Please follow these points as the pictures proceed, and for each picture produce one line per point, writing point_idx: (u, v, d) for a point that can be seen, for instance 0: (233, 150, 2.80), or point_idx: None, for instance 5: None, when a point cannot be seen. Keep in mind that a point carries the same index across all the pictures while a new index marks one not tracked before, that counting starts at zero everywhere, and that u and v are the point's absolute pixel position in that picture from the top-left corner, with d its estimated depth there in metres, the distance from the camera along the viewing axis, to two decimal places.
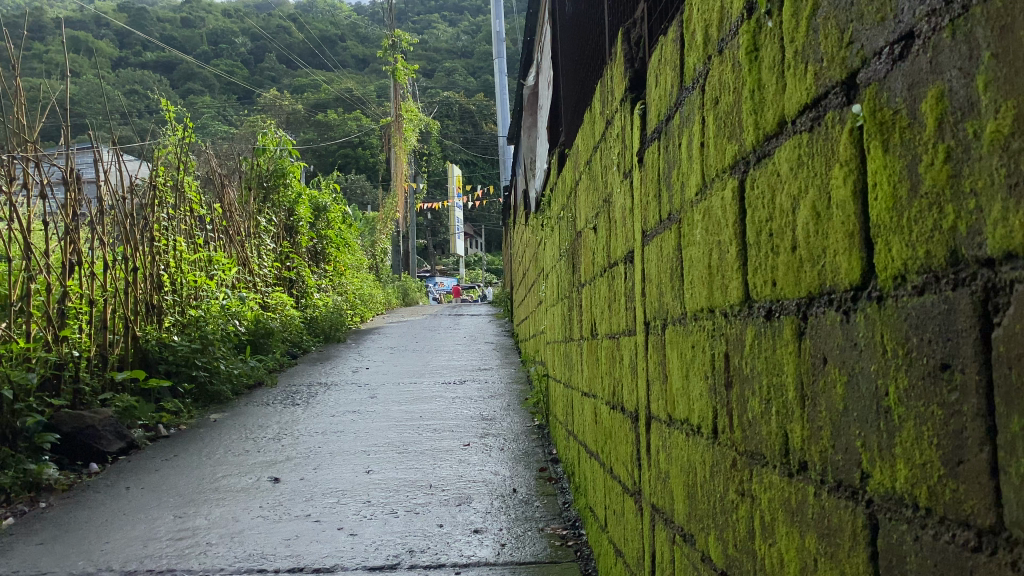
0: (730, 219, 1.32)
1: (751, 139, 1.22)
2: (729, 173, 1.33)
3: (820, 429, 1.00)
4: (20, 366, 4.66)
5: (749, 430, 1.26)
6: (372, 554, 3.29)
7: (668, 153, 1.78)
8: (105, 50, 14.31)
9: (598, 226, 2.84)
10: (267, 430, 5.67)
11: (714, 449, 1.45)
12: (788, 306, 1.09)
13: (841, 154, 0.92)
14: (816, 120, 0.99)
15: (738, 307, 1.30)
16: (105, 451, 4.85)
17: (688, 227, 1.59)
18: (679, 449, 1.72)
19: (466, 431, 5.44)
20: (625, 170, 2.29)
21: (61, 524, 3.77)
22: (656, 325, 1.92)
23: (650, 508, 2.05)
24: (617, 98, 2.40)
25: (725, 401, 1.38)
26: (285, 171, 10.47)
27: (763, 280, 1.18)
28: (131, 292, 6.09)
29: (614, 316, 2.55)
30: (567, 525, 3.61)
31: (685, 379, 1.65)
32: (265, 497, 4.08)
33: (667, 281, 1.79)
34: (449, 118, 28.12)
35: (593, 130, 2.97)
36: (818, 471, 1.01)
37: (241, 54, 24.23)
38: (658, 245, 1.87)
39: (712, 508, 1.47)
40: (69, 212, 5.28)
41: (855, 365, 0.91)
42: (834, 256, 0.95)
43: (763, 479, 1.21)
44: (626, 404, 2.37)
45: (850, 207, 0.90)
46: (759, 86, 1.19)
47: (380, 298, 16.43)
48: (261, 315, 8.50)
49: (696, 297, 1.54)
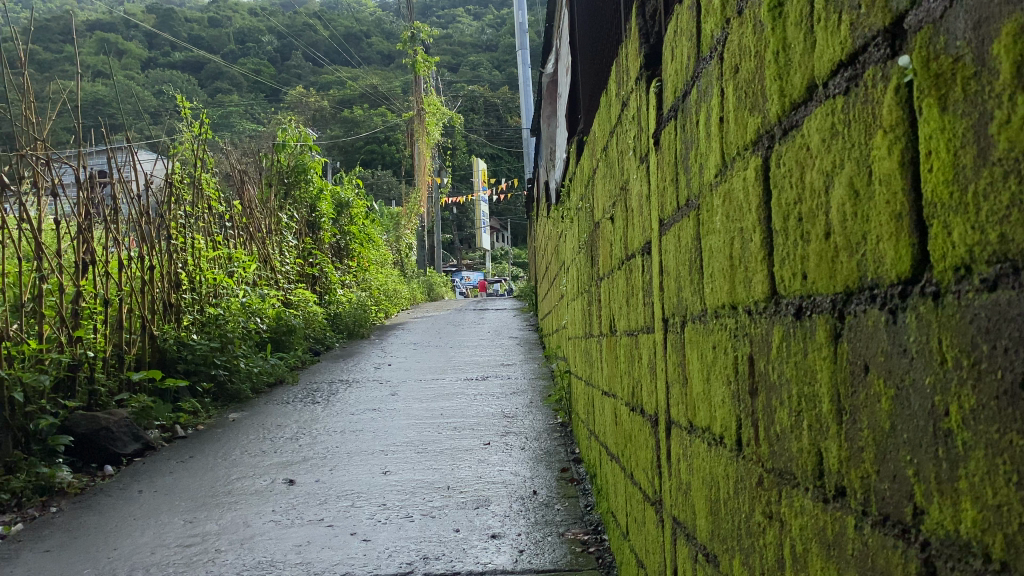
0: (754, 204, 1.15)
1: (775, 108, 1.05)
2: (751, 151, 1.16)
3: (861, 452, 0.83)
4: (33, 368, 4.60)
5: (777, 445, 1.10)
6: (385, 562, 3.16)
7: (685, 132, 1.61)
8: (132, 51, 14.40)
9: (615, 215, 2.67)
10: (285, 429, 5.58)
11: (739, 463, 1.29)
12: (822, 303, 0.93)
13: (885, 117, 0.76)
14: (853, 80, 0.83)
15: (763, 305, 1.14)
16: (119, 454, 4.78)
17: (708, 213, 1.42)
18: (700, 459, 1.56)
19: (486, 429, 5.29)
20: (641, 155, 2.13)
21: (70, 530, 3.69)
22: (674, 322, 1.76)
23: (671, 520, 1.89)
24: (633, 77, 2.23)
25: (750, 412, 1.21)
26: (306, 167, 10.37)
27: (792, 272, 1.02)
28: (149, 292, 6.00)
29: (632, 312, 2.38)
30: (589, 529, 3.45)
31: (706, 383, 1.49)
32: (279, 501, 3.96)
33: (686, 274, 1.63)
34: (475, 112, 27.95)
35: (609, 114, 2.80)
36: (859, 500, 0.85)
37: (268, 52, 24.33)
38: (675, 235, 1.71)
39: (737, 531, 1.31)
40: (82, 211, 5.18)
41: (904, 376, 0.74)
42: (878, 244, 0.78)
43: (793, 502, 1.04)
44: (645, 406, 2.21)
45: (897, 180, 0.74)
46: (783, 45, 1.02)
47: (405, 293, 16.36)
48: (283, 312, 8.41)
49: (716, 292, 1.38)
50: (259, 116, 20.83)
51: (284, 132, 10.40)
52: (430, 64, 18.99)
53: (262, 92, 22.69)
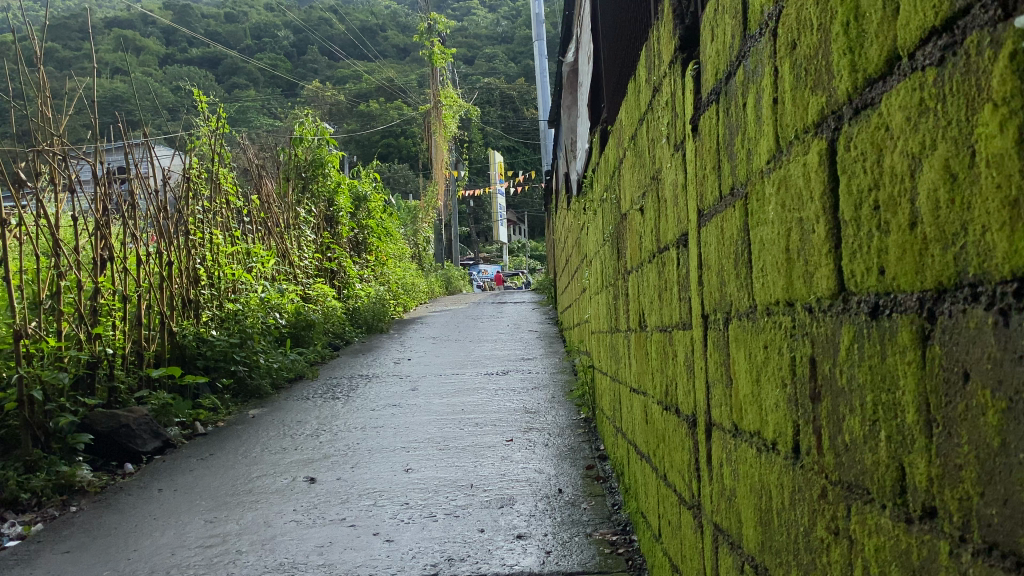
0: (817, 190, 1.05)
1: (845, 86, 0.95)
2: (814, 133, 1.06)
3: (959, 468, 0.74)
4: (52, 366, 4.56)
5: (846, 456, 1.00)
6: (409, 563, 3.08)
7: (729, 117, 1.52)
8: (151, 48, 14.43)
9: (646, 206, 2.56)
10: (305, 425, 5.53)
11: (796, 472, 1.20)
12: (905, 302, 0.83)
13: (995, 89, 0.66)
14: (949, 48, 0.73)
15: (828, 302, 1.04)
16: (139, 451, 4.74)
17: (759, 202, 1.32)
18: (748, 465, 1.47)
19: (509, 425, 5.21)
20: (676, 144, 2.03)
21: (90, 531, 3.64)
22: (716, 319, 1.66)
23: (711, 526, 1.80)
24: (666, 60, 2.12)
25: (812, 418, 1.12)
26: (323, 161, 10.28)
27: (866, 267, 0.92)
28: (167, 287, 5.95)
29: (666, 307, 2.29)
30: (617, 529, 3.36)
31: (755, 386, 1.39)
32: (300, 500, 3.90)
33: (730, 268, 1.53)
34: (491, 104, 27.83)
35: (638, 101, 2.69)
36: (955, 525, 0.75)
37: (285, 47, 24.36)
38: (717, 227, 1.61)
39: (794, 545, 1.22)
40: (99, 207, 5.12)
41: (1019, 387, 0.65)
42: (983, 235, 0.68)
43: (866, 519, 0.95)
44: (681, 405, 2.11)
45: (1010, 161, 0.64)
46: (854, 13, 0.92)
47: (423, 287, 16.30)
48: (302, 307, 8.36)
49: (769, 286, 1.28)
50: (276, 112, 20.80)
51: (301, 126, 10.35)
52: (446, 56, 18.89)
53: (279, 87, 22.64)
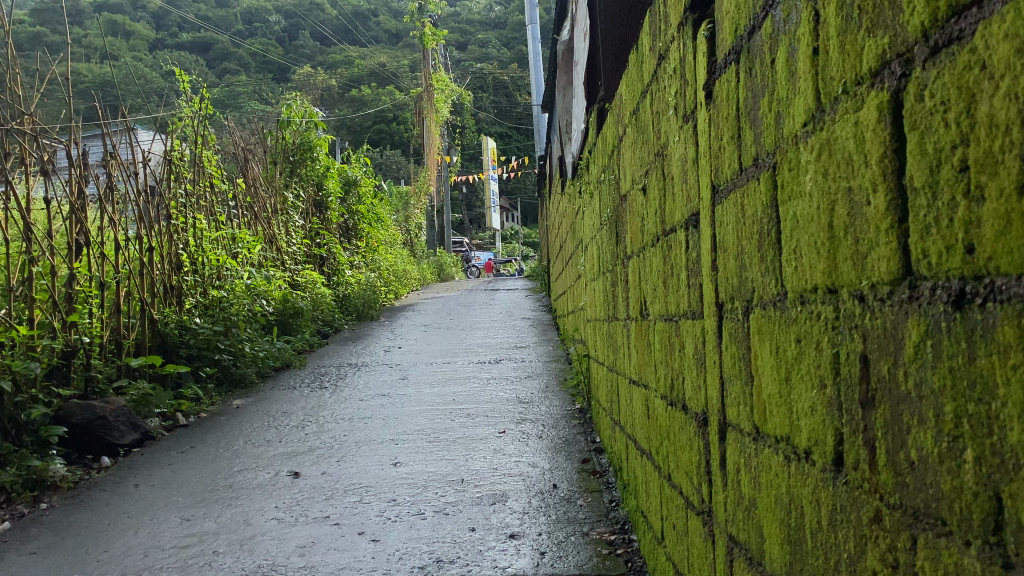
0: (874, 152, 0.86)
1: (917, 19, 0.76)
2: (870, 85, 0.88)
3: None
4: (23, 355, 4.33)
5: (910, 476, 0.82)
6: (394, 566, 2.90)
7: (753, 80, 1.33)
8: (139, 32, 14.06)
9: (649, 185, 2.38)
10: (291, 416, 5.34)
11: (838, 487, 1.02)
12: (1008, 289, 0.65)
13: None
14: None
15: (887, 290, 0.86)
16: (116, 444, 4.54)
17: (792, 172, 1.13)
18: (772, 472, 1.29)
19: (502, 416, 5.04)
20: (686, 113, 1.84)
21: (60, 530, 3.45)
22: (734, 309, 1.48)
23: (725, 537, 1.62)
24: (674, 24, 1.92)
25: (861, 429, 0.94)
26: (312, 145, 10.02)
27: (945, 245, 0.74)
28: (148, 273, 5.74)
29: (671, 294, 2.11)
30: (616, 528, 3.18)
31: (784, 385, 1.21)
32: (283, 496, 3.72)
33: (752, 249, 1.35)
34: (484, 90, 27.52)
35: (641, 72, 2.50)
36: None
37: (276, 32, 23.93)
38: (736, 203, 1.43)
39: (834, 572, 1.04)
40: (74, 190, 4.86)
41: None
42: None
43: (939, 556, 0.77)
44: (688, 401, 1.94)
45: None
46: None
47: (415, 273, 16.04)
48: (291, 294, 8.15)
49: (804, 267, 1.10)
50: (266, 98, 20.44)
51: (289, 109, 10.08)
52: (439, 39, 18.55)
53: (270, 71, 22.24)
